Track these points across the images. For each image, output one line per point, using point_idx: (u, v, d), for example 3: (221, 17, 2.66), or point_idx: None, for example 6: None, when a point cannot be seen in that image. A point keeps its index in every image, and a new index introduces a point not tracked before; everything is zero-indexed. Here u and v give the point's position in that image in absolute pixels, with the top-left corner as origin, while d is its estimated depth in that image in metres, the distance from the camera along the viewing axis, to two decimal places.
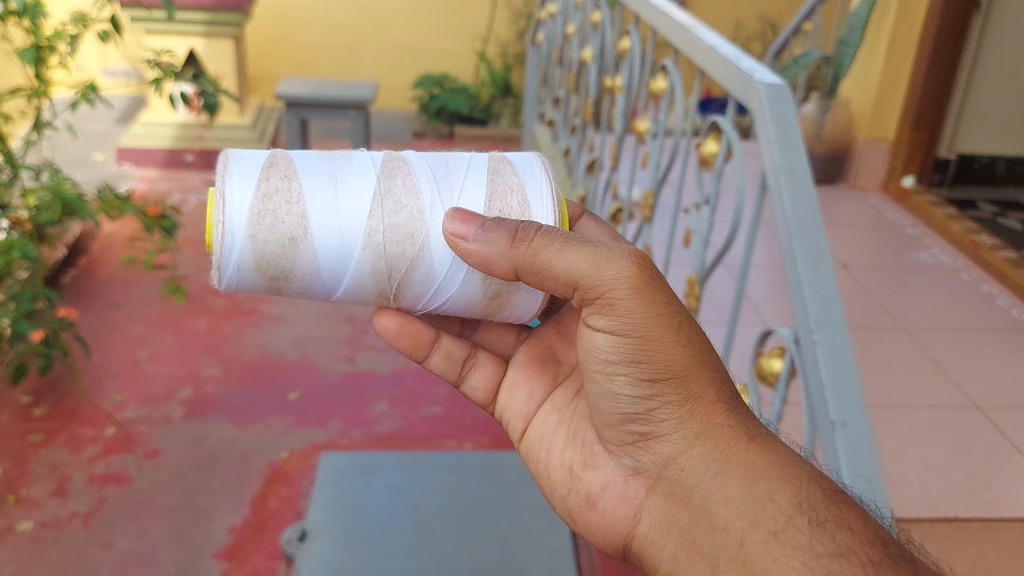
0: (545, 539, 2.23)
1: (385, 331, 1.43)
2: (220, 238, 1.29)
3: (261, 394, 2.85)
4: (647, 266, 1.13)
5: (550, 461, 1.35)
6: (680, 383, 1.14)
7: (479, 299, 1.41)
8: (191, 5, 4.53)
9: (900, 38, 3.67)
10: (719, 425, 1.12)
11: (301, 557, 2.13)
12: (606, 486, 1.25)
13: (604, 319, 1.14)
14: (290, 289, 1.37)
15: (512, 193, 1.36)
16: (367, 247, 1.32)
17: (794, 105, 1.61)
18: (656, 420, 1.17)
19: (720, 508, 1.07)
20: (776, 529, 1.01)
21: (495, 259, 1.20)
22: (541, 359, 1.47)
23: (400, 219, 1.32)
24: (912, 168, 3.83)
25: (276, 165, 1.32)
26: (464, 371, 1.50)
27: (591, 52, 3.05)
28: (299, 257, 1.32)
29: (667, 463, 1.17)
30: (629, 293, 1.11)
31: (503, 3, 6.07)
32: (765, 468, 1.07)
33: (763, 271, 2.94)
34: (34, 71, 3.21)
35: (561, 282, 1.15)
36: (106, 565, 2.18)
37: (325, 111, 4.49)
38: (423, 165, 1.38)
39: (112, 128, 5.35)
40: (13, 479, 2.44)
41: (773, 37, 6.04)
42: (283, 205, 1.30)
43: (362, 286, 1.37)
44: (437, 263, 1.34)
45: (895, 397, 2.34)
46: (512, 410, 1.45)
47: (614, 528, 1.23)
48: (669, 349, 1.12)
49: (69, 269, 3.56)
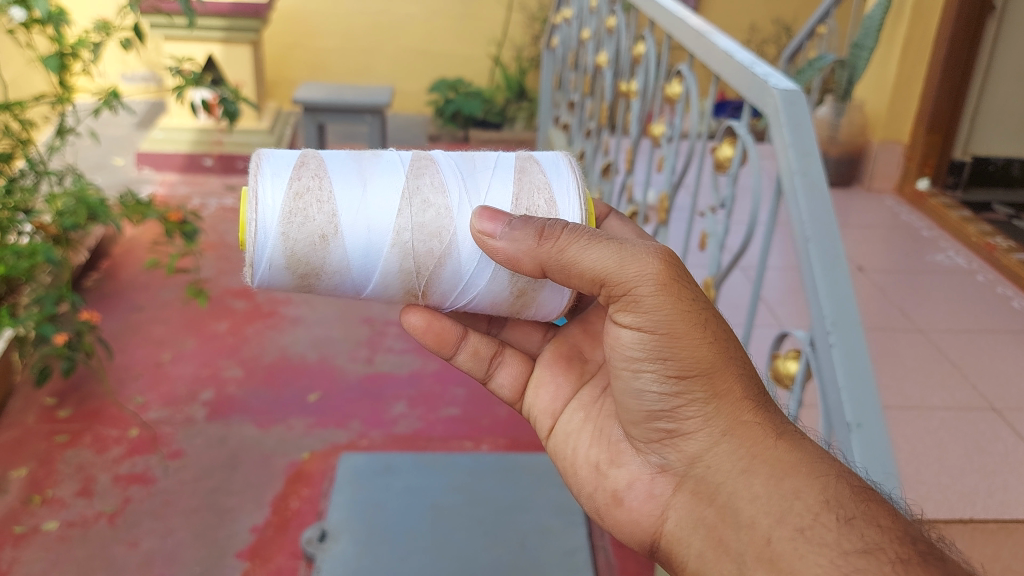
0: (563, 539, 2.26)
1: (413, 328, 1.47)
2: (253, 236, 1.32)
3: (282, 395, 2.89)
4: (673, 262, 1.16)
5: (576, 458, 1.38)
6: (707, 381, 1.17)
7: (505, 297, 1.44)
8: (210, 11, 4.59)
9: (915, 41, 3.68)
10: (747, 422, 1.16)
11: (322, 556, 2.18)
12: (632, 484, 1.28)
13: (629, 316, 1.17)
14: (320, 287, 1.41)
15: (539, 192, 1.39)
16: (396, 245, 1.36)
17: (809, 109, 1.63)
18: (682, 418, 1.20)
19: (747, 505, 1.11)
20: (803, 525, 1.05)
21: (521, 257, 1.23)
22: (567, 357, 1.50)
23: (428, 217, 1.36)
24: (927, 170, 3.83)
25: (306, 165, 1.36)
26: (491, 369, 1.53)
27: (607, 56, 3.07)
28: (330, 254, 1.35)
29: (694, 460, 1.20)
30: (656, 289, 1.14)
31: (518, 7, 6.09)
32: (792, 465, 1.11)
33: (779, 272, 2.97)
34: (58, 78, 3.27)
35: (586, 279, 1.18)
36: (131, 563, 2.22)
37: (342, 116, 4.55)
38: (450, 163, 1.41)
39: (132, 133, 5.43)
40: (40, 479, 2.49)
41: (788, 40, 6.05)
42: (314, 204, 1.33)
43: (391, 284, 1.40)
44: (464, 260, 1.37)
45: (911, 398, 2.36)
46: (538, 408, 1.48)
47: (641, 525, 1.26)
48: (694, 347, 1.15)
49: (92, 272, 3.62)
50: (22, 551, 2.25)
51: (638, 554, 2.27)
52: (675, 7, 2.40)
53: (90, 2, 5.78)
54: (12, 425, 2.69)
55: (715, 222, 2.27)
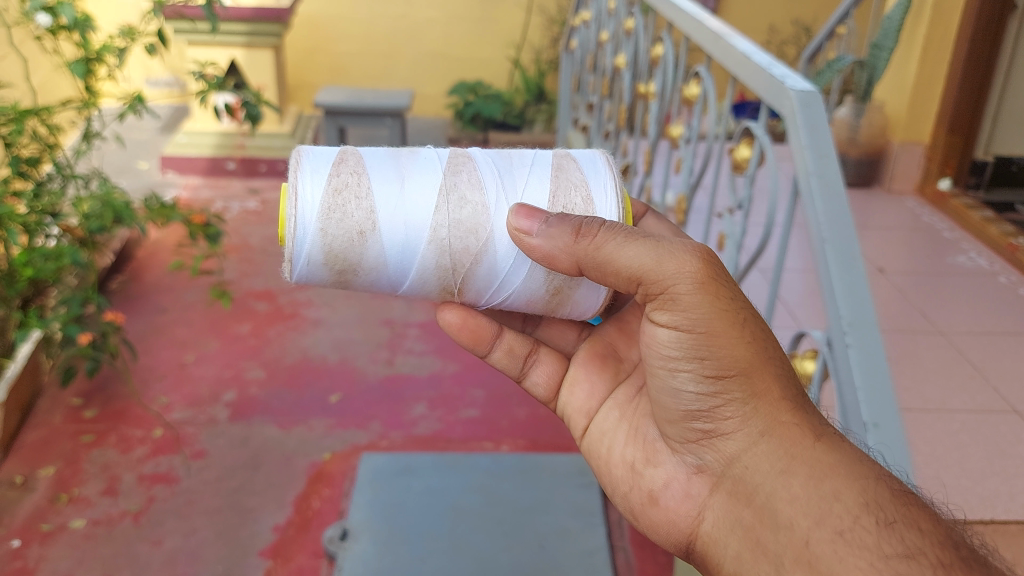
0: (581, 541, 2.27)
1: (448, 325, 1.48)
2: (292, 232, 1.34)
3: (303, 397, 2.92)
4: (713, 261, 1.17)
5: (611, 456, 1.39)
6: (745, 380, 1.17)
7: (541, 295, 1.45)
8: (232, 17, 4.64)
9: (934, 43, 3.66)
10: (785, 423, 1.16)
11: (343, 555, 2.20)
12: (668, 483, 1.28)
13: (667, 314, 1.18)
14: (357, 282, 1.43)
15: (576, 190, 1.40)
16: (432, 242, 1.37)
17: (825, 111, 1.63)
18: (719, 418, 1.20)
19: (786, 507, 1.11)
20: (843, 528, 1.04)
21: (558, 255, 1.26)
22: (602, 356, 1.51)
23: (465, 214, 1.37)
24: (949, 171, 3.80)
25: (345, 161, 1.38)
26: (526, 367, 1.53)
27: (625, 59, 3.08)
28: (367, 250, 1.37)
29: (732, 461, 1.20)
30: (694, 288, 1.15)
31: (537, 10, 6.11)
32: (832, 466, 1.10)
33: (798, 274, 2.95)
34: (84, 83, 3.32)
35: (623, 277, 1.20)
36: (156, 562, 2.26)
37: (362, 119, 4.59)
38: (487, 161, 1.43)
39: (156, 138, 5.50)
40: (66, 478, 2.53)
41: (808, 41, 6.02)
42: (353, 200, 1.35)
43: (427, 280, 1.42)
44: (500, 258, 1.39)
45: (931, 400, 2.35)
46: (573, 406, 1.49)
47: (677, 526, 1.26)
48: (732, 346, 1.15)
49: (117, 275, 3.68)
50: (48, 549, 2.29)
51: (657, 555, 2.28)
52: (692, 10, 2.41)
53: (115, 8, 5.86)
54: (39, 425, 2.74)
55: (732, 223, 2.26)
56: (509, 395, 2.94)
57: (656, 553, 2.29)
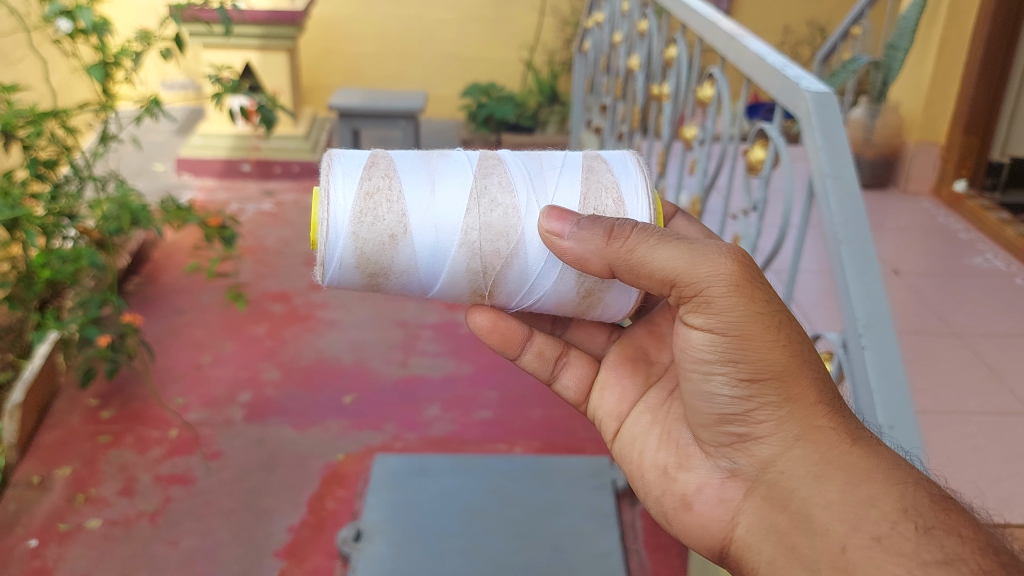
0: (596, 543, 2.27)
1: (478, 329, 1.49)
2: (324, 236, 1.35)
3: (318, 397, 2.94)
4: (747, 264, 1.17)
5: (643, 460, 1.37)
6: (780, 384, 1.17)
7: (572, 298, 1.46)
8: (247, 20, 4.67)
9: (951, 41, 3.64)
10: (820, 427, 1.16)
11: (358, 556, 2.21)
12: (702, 487, 1.27)
13: (701, 317, 1.18)
14: (388, 286, 1.44)
15: (607, 191, 1.40)
16: (463, 244, 1.38)
17: (840, 113, 1.63)
18: (754, 421, 1.20)
19: (821, 512, 1.10)
20: (880, 534, 1.03)
21: (590, 257, 1.25)
22: (633, 360, 1.50)
23: (495, 216, 1.37)
24: (964, 172, 3.77)
25: (376, 165, 1.39)
26: (556, 370, 1.55)
27: (639, 60, 3.08)
28: (398, 253, 1.38)
29: (766, 465, 1.20)
30: (729, 291, 1.15)
31: (550, 11, 6.11)
32: (868, 472, 1.10)
33: (813, 275, 2.94)
34: (102, 86, 3.34)
35: (656, 280, 1.20)
36: (173, 562, 2.28)
37: (376, 121, 4.60)
38: (517, 162, 1.43)
39: (171, 140, 5.54)
40: (84, 478, 2.56)
41: (822, 42, 6.00)
42: (384, 203, 1.36)
43: (458, 283, 1.43)
44: (531, 260, 1.39)
45: (947, 402, 2.34)
46: (604, 410, 1.48)
47: (710, 531, 1.26)
48: (767, 349, 1.16)
49: (133, 276, 3.71)
50: (67, 549, 2.31)
51: (671, 556, 2.30)
52: (707, 11, 2.40)
53: (131, 12, 5.91)
54: (57, 426, 2.76)
55: (747, 225, 2.26)
56: (524, 396, 2.95)
57: (670, 555, 2.30)
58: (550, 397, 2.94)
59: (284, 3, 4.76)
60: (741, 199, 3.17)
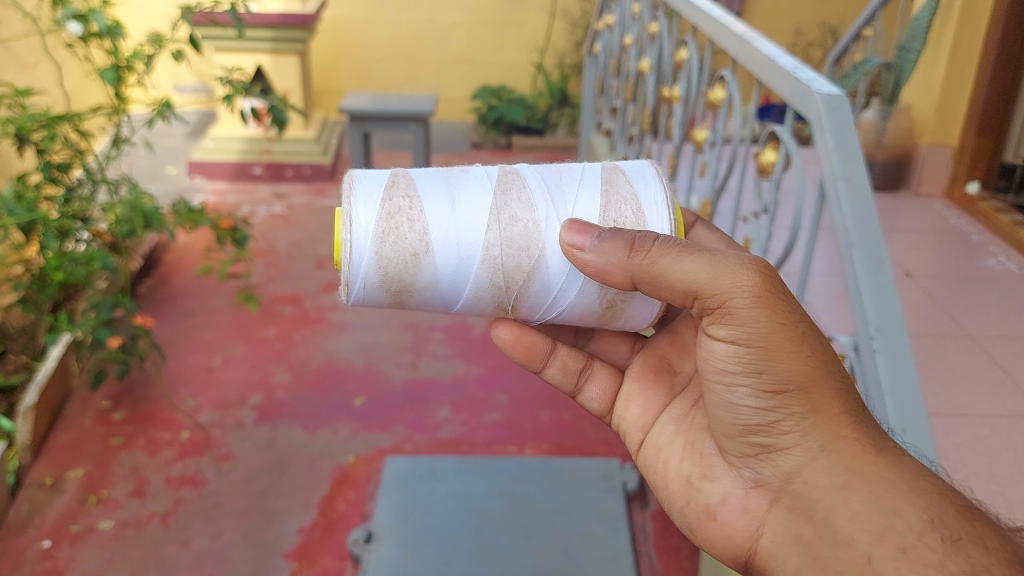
0: (606, 546, 2.26)
1: (503, 342, 1.46)
2: (348, 256, 1.33)
3: (328, 400, 2.94)
4: (770, 275, 1.13)
5: (667, 471, 1.33)
6: (804, 396, 1.13)
7: (594, 309, 1.42)
8: (258, 23, 4.69)
9: (964, 42, 3.63)
10: (845, 437, 1.12)
11: (368, 558, 2.22)
12: (726, 498, 1.24)
13: (724, 328, 1.15)
14: (412, 303, 1.41)
15: (627, 203, 1.37)
16: (485, 260, 1.35)
17: (852, 115, 1.61)
18: (779, 433, 1.17)
19: (846, 523, 1.08)
20: (906, 545, 1.00)
21: (612, 270, 1.22)
22: (656, 370, 1.45)
23: (516, 232, 1.35)
24: (977, 174, 3.73)
25: (397, 185, 1.37)
26: (580, 382, 1.50)
27: (649, 62, 3.08)
28: (421, 272, 1.35)
29: (790, 476, 1.17)
30: (751, 301, 1.11)
31: (561, 14, 6.12)
32: (893, 482, 1.06)
33: (825, 277, 2.93)
34: (114, 89, 3.36)
35: (679, 290, 1.16)
36: (183, 563, 2.28)
37: (387, 124, 4.61)
38: (536, 177, 1.40)
39: (184, 143, 5.58)
40: (96, 479, 2.57)
41: (834, 44, 5.98)
42: (406, 222, 1.34)
43: (481, 299, 1.40)
44: (553, 273, 1.36)
45: (960, 405, 2.32)
46: (628, 421, 1.43)
47: (734, 540, 1.23)
48: (791, 360, 1.12)
49: (146, 279, 3.73)
50: (78, 550, 2.32)
51: (681, 559, 2.29)
52: (718, 13, 2.40)
53: (144, 15, 5.95)
54: (69, 428, 2.78)
55: (758, 228, 2.25)
56: (533, 399, 2.94)
57: (681, 557, 2.30)
58: (560, 400, 2.93)
59: (295, 6, 4.77)
60: (752, 201, 3.17)
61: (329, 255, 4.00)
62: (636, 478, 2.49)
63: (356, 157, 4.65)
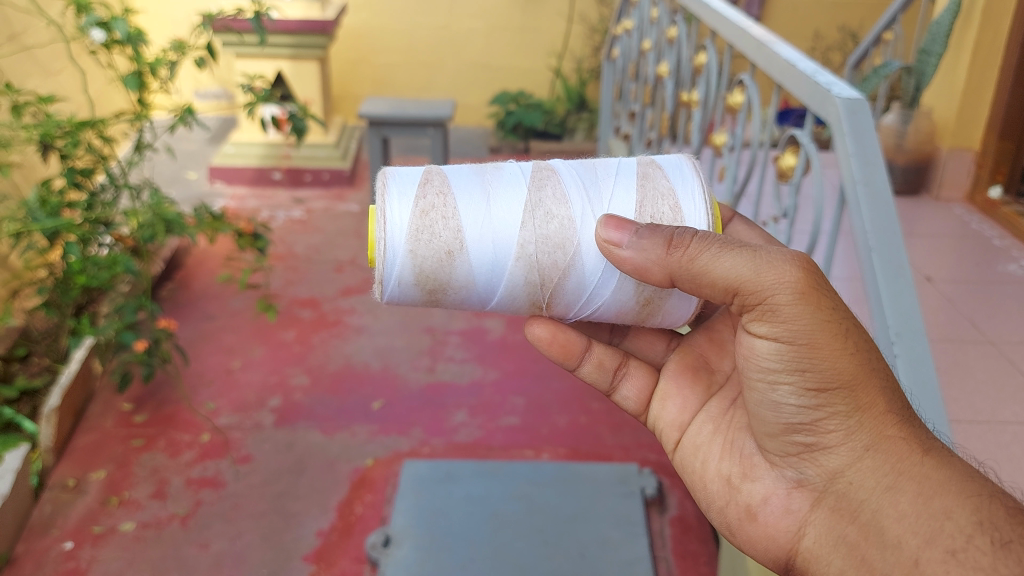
0: (623, 551, 2.26)
1: (538, 340, 1.46)
2: (382, 255, 1.35)
3: (346, 403, 2.96)
4: (813, 270, 1.11)
5: (706, 471, 1.33)
6: (849, 394, 1.12)
7: (631, 307, 1.41)
8: (278, 30, 4.74)
9: (985, 46, 3.60)
10: (892, 437, 1.11)
11: (386, 561, 2.23)
12: (767, 498, 1.23)
13: (766, 326, 1.13)
14: (447, 301, 1.42)
15: (664, 199, 1.37)
16: (520, 258, 1.36)
17: (872, 118, 1.61)
18: (822, 431, 1.16)
19: (893, 524, 1.07)
20: (955, 548, 0.99)
21: (651, 267, 1.20)
22: (694, 369, 1.44)
23: (551, 230, 1.35)
24: (1000, 177, 3.70)
25: (431, 182, 1.38)
26: (616, 381, 1.50)
27: (668, 67, 3.08)
28: (456, 269, 1.36)
29: (835, 475, 1.16)
30: (794, 298, 1.09)
31: (578, 19, 6.13)
32: (941, 483, 1.05)
33: (845, 282, 2.91)
34: (137, 95, 3.40)
35: (719, 288, 1.14)
36: (203, 564, 2.30)
37: (405, 128, 4.64)
38: (571, 173, 1.40)
39: (204, 149, 5.63)
40: (117, 480, 2.60)
41: (854, 47, 5.94)
42: (440, 220, 1.35)
43: (516, 296, 1.41)
44: (589, 271, 1.36)
45: (981, 411, 2.29)
46: (665, 420, 1.43)
47: (776, 541, 1.22)
48: (836, 358, 1.10)
49: (166, 282, 3.77)
50: (100, 550, 2.34)
51: (699, 565, 2.28)
52: (737, 17, 2.39)
53: (165, 23, 6.01)
54: (91, 429, 2.81)
55: (777, 231, 2.23)
56: (550, 403, 2.94)
57: (699, 563, 2.29)
58: (577, 404, 2.93)
59: (315, 12, 4.90)
60: (771, 205, 3.17)
61: (347, 259, 4.03)
62: (654, 483, 2.48)
63: (375, 161, 4.67)
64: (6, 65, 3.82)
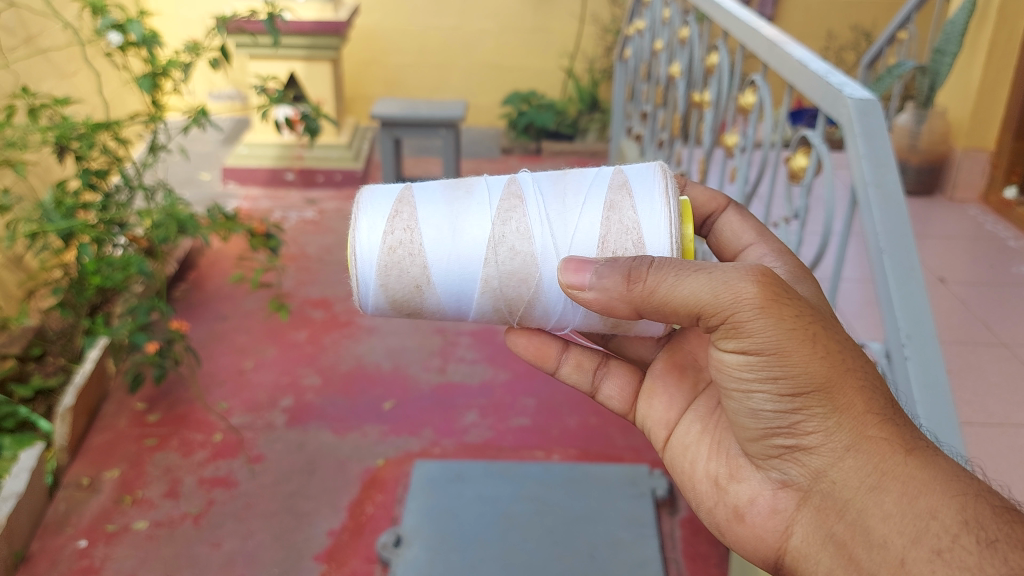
0: (633, 552, 2.25)
1: (514, 347, 1.50)
2: (356, 287, 1.41)
3: (358, 403, 2.97)
4: (772, 279, 1.05)
5: (694, 471, 1.31)
6: (825, 396, 1.08)
7: (601, 326, 1.41)
8: (292, 32, 4.76)
9: (1000, 46, 3.57)
10: (873, 437, 1.07)
11: (397, 561, 2.23)
12: (753, 500, 1.21)
13: (733, 342, 1.08)
14: (426, 317, 1.47)
15: (627, 233, 1.31)
16: (486, 291, 1.37)
17: (884, 119, 1.60)
18: (801, 433, 1.12)
19: (878, 524, 1.05)
20: (941, 547, 0.98)
21: (615, 304, 1.14)
22: (681, 367, 1.43)
23: (515, 266, 1.34)
24: (1015, 178, 3.68)
25: (400, 214, 1.39)
26: (597, 381, 1.50)
27: (680, 67, 3.07)
28: (427, 298, 1.40)
29: (818, 475, 1.13)
30: (757, 313, 1.04)
31: (591, 20, 6.12)
32: (926, 483, 1.03)
33: (856, 283, 2.90)
34: (152, 97, 3.41)
35: (682, 313, 1.09)
36: (215, 563, 2.31)
37: (416, 128, 4.65)
38: (537, 200, 1.36)
39: (218, 150, 5.67)
40: (130, 479, 2.61)
41: (867, 47, 5.91)
42: (407, 256, 1.37)
43: (488, 319, 1.43)
44: (552, 303, 1.36)
45: (995, 414, 2.27)
46: (652, 419, 1.42)
47: (765, 541, 1.21)
48: (807, 363, 1.05)
49: (180, 282, 3.80)
50: (113, 549, 2.36)
51: (709, 567, 2.28)
52: (749, 18, 2.37)
53: (180, 24, 6.05)
54: (105, 429, 2.83)
55: (789, 233, 2.21)
56: (561, 404, 2.94)
57: (709, 565, 2.28)
58: (587, 405, 2.93)
59: (328, 14, 4.91)
60: (782, 207, 3.19)
61: None
62: (665, 484, 2.48)
63: (386, 161, 4.68)
64: (25, 69, 3.86)
